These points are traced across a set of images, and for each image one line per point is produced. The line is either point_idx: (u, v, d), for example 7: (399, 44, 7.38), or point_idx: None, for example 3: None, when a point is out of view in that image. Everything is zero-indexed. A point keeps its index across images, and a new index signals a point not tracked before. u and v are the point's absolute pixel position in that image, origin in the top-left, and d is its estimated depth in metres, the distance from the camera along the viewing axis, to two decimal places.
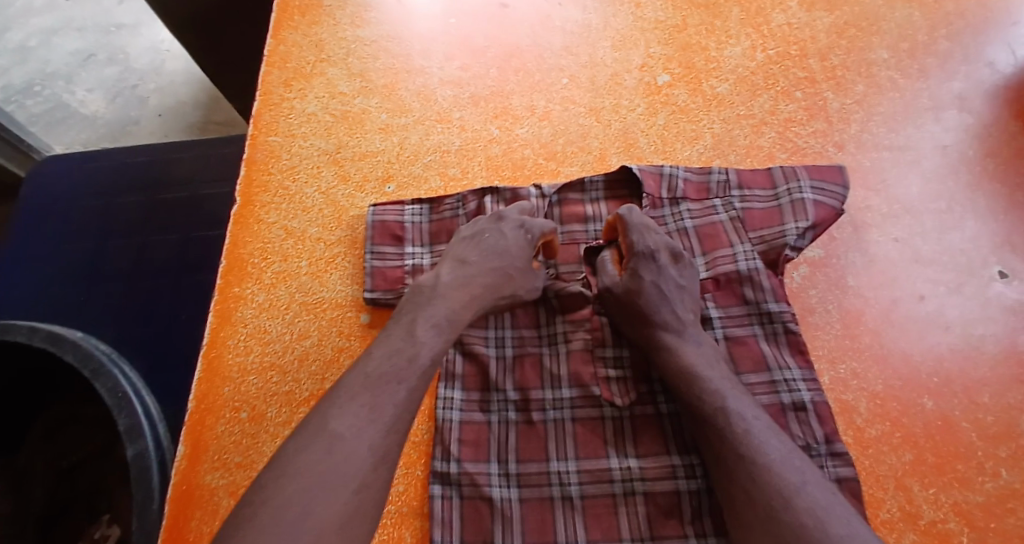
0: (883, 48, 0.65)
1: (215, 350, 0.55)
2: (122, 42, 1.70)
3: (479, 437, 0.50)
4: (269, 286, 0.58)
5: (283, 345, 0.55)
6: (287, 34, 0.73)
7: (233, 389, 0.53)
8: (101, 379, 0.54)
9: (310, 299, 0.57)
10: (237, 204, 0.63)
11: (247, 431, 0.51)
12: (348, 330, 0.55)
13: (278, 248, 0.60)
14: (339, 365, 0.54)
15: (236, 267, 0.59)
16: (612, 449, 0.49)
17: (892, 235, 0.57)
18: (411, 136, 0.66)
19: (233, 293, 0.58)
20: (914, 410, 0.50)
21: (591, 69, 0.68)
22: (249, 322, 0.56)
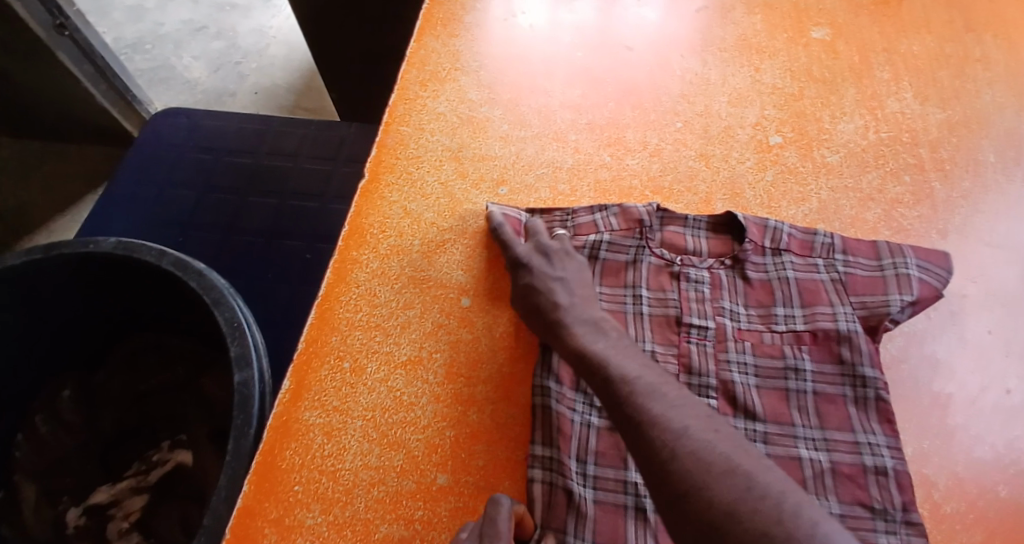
0: (992, 151, 0.68)
1: (328, 302, 0.58)
2: (234, 21, 1.83)
3: (565, 431, 0.50)
4: (383, 256, 0.61)
5: (389, 310, 0.58)
6: (429, 40, 0.79)
7: (340, 339, 0.56)
8: (219, 307, 0.59)
9: (419, 274, 0.60)
10: (364, 179, 0.67)
11: (345, 380, 0.54)
12: (450, 309, 0.58)
13: (396, 224, 0.63)
14: (437, 338, 0.56)
15: (356, 234, 0.62)
16: None
17: (985, 325, 0.58)
18: (528, 148, 0.70)
19: (351, 255, 0.61)
20: (992, 496, 0.50)
21: (706, 119, 0.72)
22: (361, 283, 0.59)
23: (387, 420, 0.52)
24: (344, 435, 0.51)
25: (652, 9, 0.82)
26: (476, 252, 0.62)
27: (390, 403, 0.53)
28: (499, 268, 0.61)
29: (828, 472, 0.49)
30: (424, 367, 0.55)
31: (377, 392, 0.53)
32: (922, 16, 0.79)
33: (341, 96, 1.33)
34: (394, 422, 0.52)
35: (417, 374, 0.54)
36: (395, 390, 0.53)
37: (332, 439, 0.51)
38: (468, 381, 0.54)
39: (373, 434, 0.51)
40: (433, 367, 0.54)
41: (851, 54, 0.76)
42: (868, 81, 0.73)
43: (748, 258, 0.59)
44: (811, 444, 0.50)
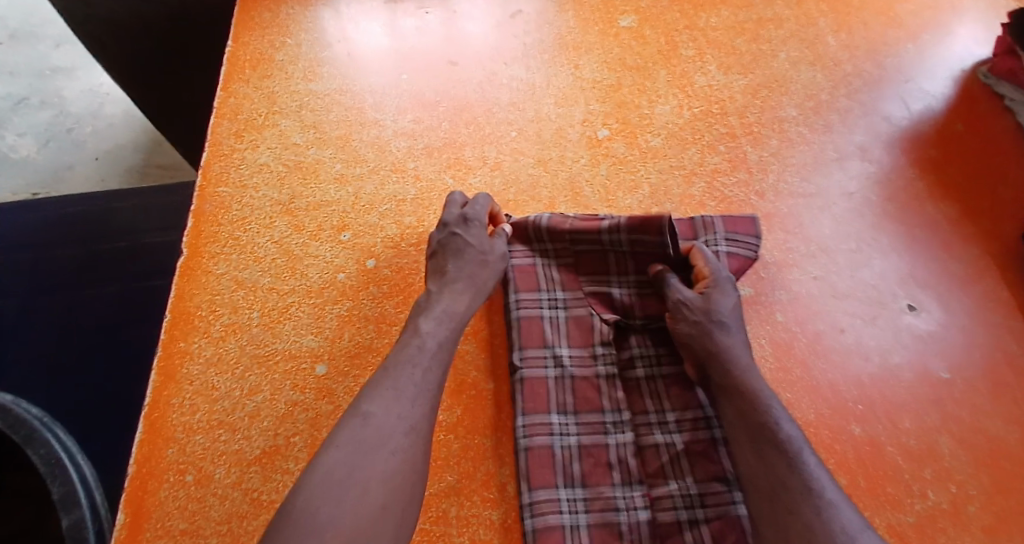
0: (791, 107, 0.73)
1: (158, 409, 0.52)
2: (59, 87, 1.64)
3: (545, 462, 0.50)
4: (218, 339, 0.55)
5: (232, 402, 0.52)
6: (238, 86, 0.73)
7: (178, 450, 0.50)
8: (33, 445, 0.60)
9: (262, 351, 0.55)
10: (184, 255, 0.61)
11: (191, 496, 0.48)
12: (303, 382, 0.53)
13: (227, 299, 0.58)
14: (293, 418, 0.51)
15: (182, 321, 0.57)
16: (563, 481, 0.49)
17: (809, 273, 0.62)
18: (366, 186, 0.66)
19: (178, 347, 0.55)
20: (845, 436, 0.53)
21: (537, 123, 0.73)
22: (195, 379, 0.53)
23: (247, 528, 0.46)
24: None
25: (469, 21, 0.81)
26: (324, 311, 0.57)
27: (247, 508, 0.47)
28: (354, 322, 0.57)
29: (682, 453, 0.50)
30: (282, 455, 0.50)
31: (229, 500, 0.48)
32: None
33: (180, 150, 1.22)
34: (255, 528, 0.46)
35: (275, 466, 0.49)
36: (251, 491, 0.48)
37: None
38: None
39: None
40: (291, 453, 0.50)
41: (658, 37, 0.79)
42: (676, 61, 0.77)
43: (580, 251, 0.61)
44: (664, 429, 0.52)
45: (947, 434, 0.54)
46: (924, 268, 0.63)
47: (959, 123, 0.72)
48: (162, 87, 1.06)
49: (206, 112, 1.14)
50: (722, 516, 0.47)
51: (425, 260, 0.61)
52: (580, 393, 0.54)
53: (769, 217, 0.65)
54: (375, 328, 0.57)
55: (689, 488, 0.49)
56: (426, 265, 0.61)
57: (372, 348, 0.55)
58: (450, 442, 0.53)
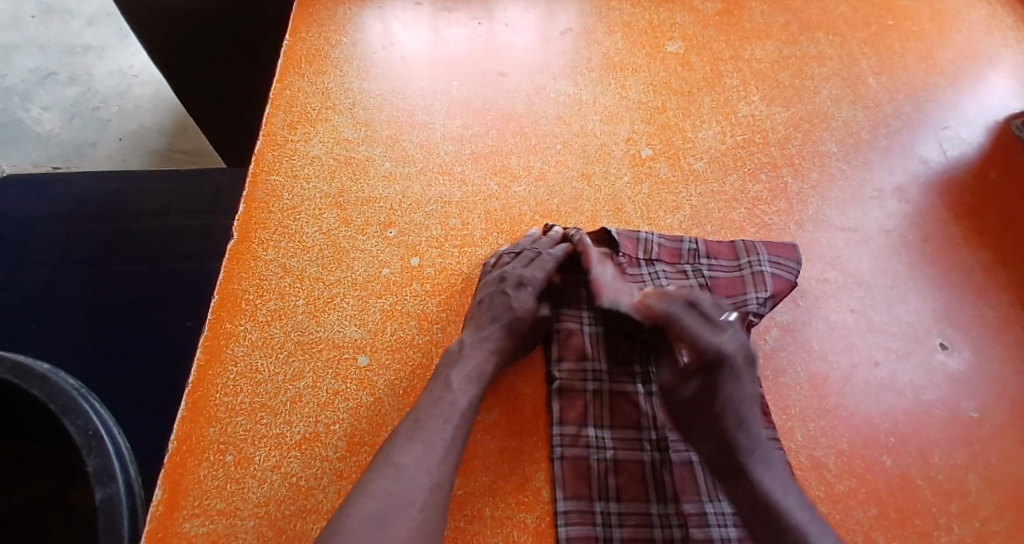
0: (831, 143, 0.75)
1: (201, 388, 0.50)
2: (88, 64, 1.66)
3: (580, 472, 0.50)
4: (263, 323, 0.54)
5: (275, 386, 0.51)
6: (293, 81, 0.73)
7: (219, 430, 0.48)
8: (69, 416, 0.55)
9: (307, 338, 0.53)
10: (233, 239, 0.59)
11: (231, 476, 0.46)
12: (346, 372, 0.52)
13: (274, 285, 0.56)
14: (334, 407, 0.50)
15: (228, 303, 0.55)
16: (597, 492, 0.50)
17: (846, 305, 0.63)
18: (413, 186, 0.65)
19: (224, 328, 0.53)
20: (877, 467, 0.54)
21: (582, 138, 0.74)
22: (239, 360, 0.52)
23: (285, 513, 0.45)
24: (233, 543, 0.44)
25: (518, 34, 0.83)
26: (369, 303, 0.56)
27: (286, 493, 0.46)
28: (397, 317, 0.55)
29: None
30: (322, 443, 0.48)
31: (269, 483, 0.46)
32: (761, 22, 0.86)
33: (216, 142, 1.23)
34: (293, 513, 0.45)
35: (314, 453, 0.48)
36: (290, 476, 0.47)
37: None
38: (373, 448, 0.48)
39: (268, 533, 0.44)
40: (332, 442, 0.48)
41: (703, 65, 0.81)
42: (720, 89, 0.79)
43: (625, 270, 0.62)
44: None
45: (978, 473, 0.54)
46: (957, 309, 0.64)
47: (994, 171, 0.74)
48: (204, 75, 1.07)
49: (259, 111, 1.16)
50: None
51: (468, 262, 0.60)
52: (618, 407, 0.54)
53: (807, 247, 0.67)
54: (418, 325, 0.55)
55: (723, 510, 0.49)
56: (469, 267, 0.60)
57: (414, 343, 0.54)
58: (487, 442, 0.53)
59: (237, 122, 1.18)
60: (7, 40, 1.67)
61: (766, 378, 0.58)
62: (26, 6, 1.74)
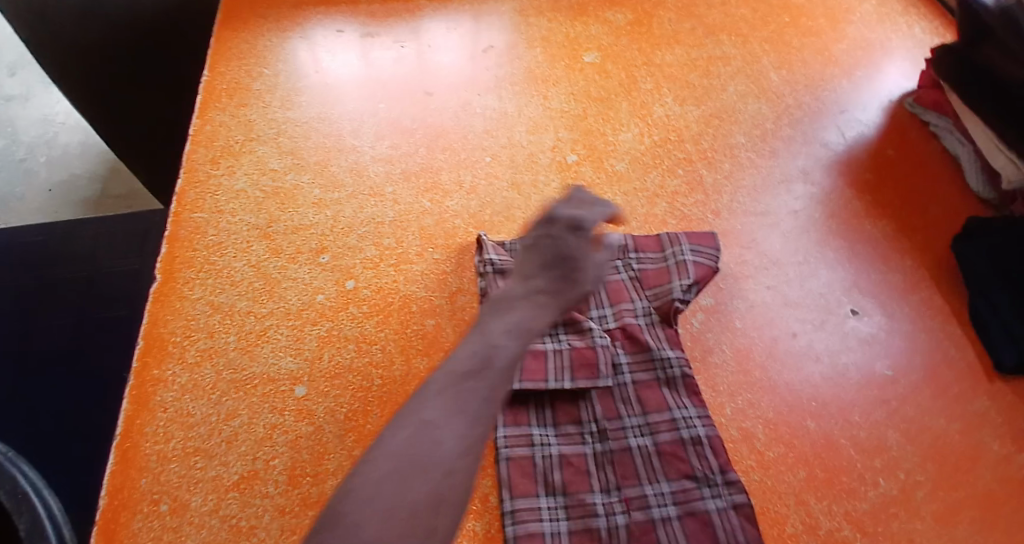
0: (740, 135, 0.80)
1: (130, 439, 0.49)
2: (13, 113, 1.64)
3: (525, 472, 0.52)
4: (192, 365, 0.53)
5: (210, 428, 0.49)
6: (214, 114, 0.74)
7: (152, 479, 0.47)
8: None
9: (240, 375, 0.52)
10: (158, 281, 0.58)
11: (166, 526, 0.44)
12: (283, 404, 0.51)
13: (202, 324, 0.55)
14: (272, 442, 0.49)
15: (155, 347, 0.54)
16: (543, 489, 0.51)
17: (763, 284, 0.68)
18: (344, 210, 0.67)
19: (152, 374, 0.52)
20: (802, 432, 0.58)
21: (510, 149, 0.77)
22: (169, 406, 0.50)
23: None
24: None
25: (443, 52, 0.86)
26: (304, 332, 0.56)
27: (226, 537, 0.44)
28: (334, 342, 0.55)
29: (654, 454, 0.54)
30: (260, 479, 0.47)
31: (207, 529, 0.44)
32: (669, 29, 0.92)
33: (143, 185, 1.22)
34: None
35: (254, 491, 0.46)
36: (229, 518, 0.45)
37: None
38: (316, 480, 0.47)
39: None
40: (271, 477, 0.47)
41: (619, 72, 0.86)
42: (636, 93, 0.84)
43: None
44: (638, 432, 0.55)
45: (895, 428, 0.59)
46: (865, 278, 0.69)
47: (891, 149, 0.80)
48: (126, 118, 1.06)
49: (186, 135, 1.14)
50: (692, 512, 0.50)
51: (403, 279, 0.62)
52: (559, 407, 0.57)
53: (726, 233, 0.71)
54: (355, 347, 0.55)
55: (662, 490, 0.51)
56: (404, 285, 0.61)
57: (347, 367, 0.54)
58: None
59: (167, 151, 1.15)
60: None
61: (696, 360, 0.61)
62: None
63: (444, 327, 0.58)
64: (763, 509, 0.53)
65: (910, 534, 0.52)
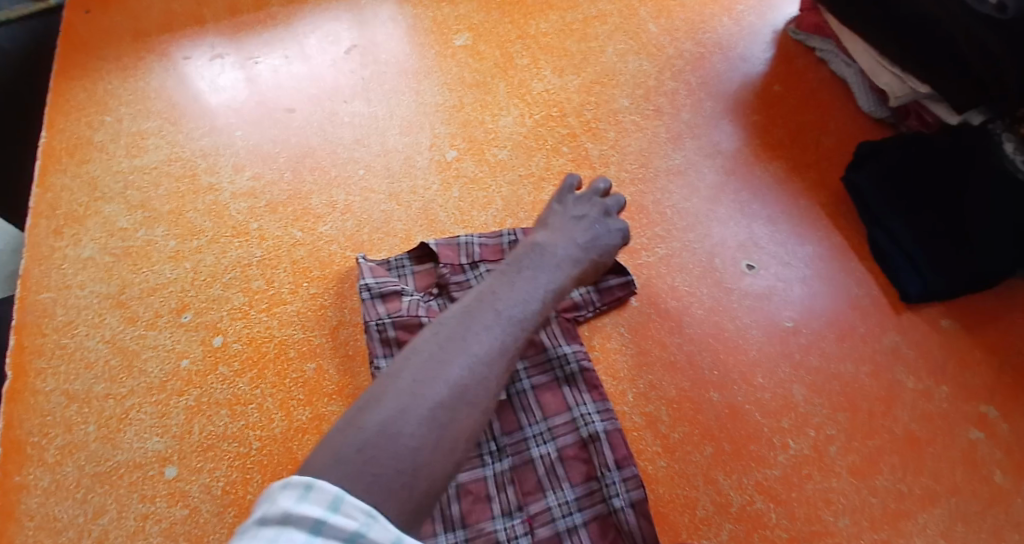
0: (623, 98, 0.76)
1: None
2: None
3: None
4: (54, 465, 0.49)
5: (77, 531, 0.46)
6: (54, 179, 0.69)
7: None
8: None
9: (103, 467, 0.49)
10: (9, 378, 0.55)
11: None
12: (153, 490, 0.48)
13: (59, 418, 0.52)
14: (146, 533, 0.46)
15: (14, 451, 0.50)
16: (441, 525, 0.50)
17: (658, 256, 0.65)
18: (205, 258, 0.63)
19: (12, 482, 0.48)
20: (706, 406, 0.56)
21: (385, 156, 0.73)
22: (35, 513, 0.47)
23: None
24: None
25: (301, 61, 0.80)
26: (169, 406, 0.52)
27: None
28: (202, 411, 0.52)
29: (557, 461, 0.53)
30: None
31: None
32: None
33: None
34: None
35: None
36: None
37: None
38: None
39: None
40: None
41: (493, 51, 0.82)
42: (512, 71, 0.80)
43: (450, 279, 0.60)
44: (539, 441, 0.54)
45: (802, 383, 0.57)
46: (762, 230, 0.67)
47: (778, 83, 0.77)
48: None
49: None
50: (598, 517, 0.50)
51: (277, 324, 0.58)
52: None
53: None
54: (229, 411, 0.52)
55: (567, 498, 0.51)
56: (278, 330, 0.57)
57: (223, 431, 0.51)
58: None
59: None
60: None
61: (595, 349, 0.60)
62: None
63: (327, 370, 0.55)
64: (671, 496, 0.52)
65: (823, 493, 0.52)
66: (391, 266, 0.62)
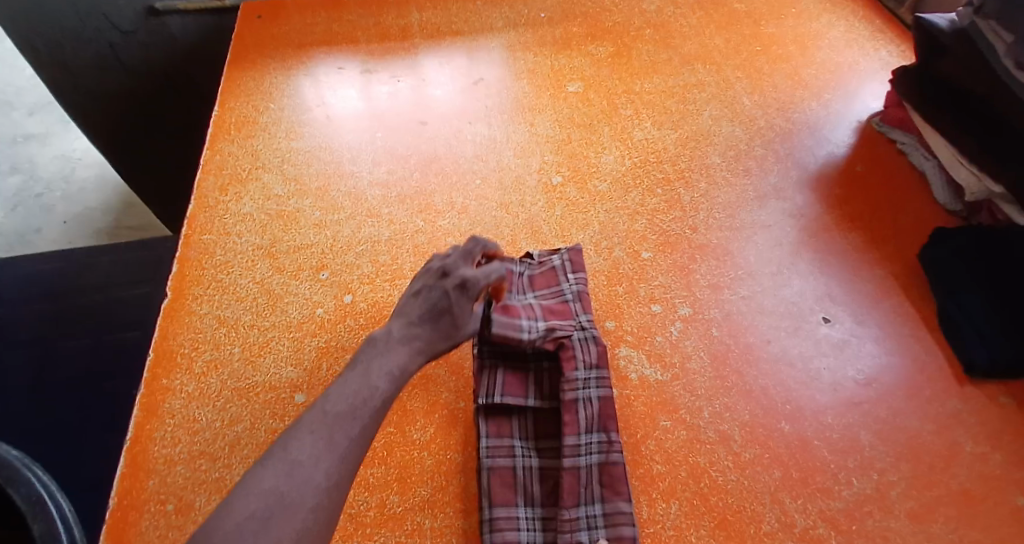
0: (716, 156, 0.85)
1: (140, 444, 0.53)
2: (32, 154, 1.93)
3: (507, 481, 0.53)
4: (199, 375, 0.57)
5: (213, 433, 0.53)
6: (223, 146, 0.81)
7: (159, 482, 0.50)
8: (13, 485, 0.61)
9: (243, 383, 0.57)
10: (168, 298, 0.64)
11: (172, 525, 0.48)
12: (282, 410, 0.55)
13: (209, 337, 0.60)
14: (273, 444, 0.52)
15: (165, 358, 0.59)
16: (522, 498, 0.53)
17: (740, 295, 0.71)
18: (344, 230, 0.72)
19: (161, 384, 0.57)
20: (777, 433, 0.60)
21: (499, 172, 0.81)
22: (177, 413, 0.55)
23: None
24: None
25: (434, 84, 0.92)
26: (303, 343, 0.60)
27: None
28: (330, 353, 0.59)
29: None
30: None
31: None
32: (647, 59, 0.98)
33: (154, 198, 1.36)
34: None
35: None
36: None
37: None
38: None
39: None
40: None
41: (600, 100, 0.92)
42: (617, 119, 0.89)
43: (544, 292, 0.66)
44: None
45: (869, 429, 0.61)
46: (839, 288, 0.72)
47: (860, 165, 0.85)
48: (141, 137, 1.19)
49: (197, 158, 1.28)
50: None
51: (398, 292, 0.66)
52: (539, 422, 0.58)
53: (703, 247, 0.75)
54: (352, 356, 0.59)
55: None
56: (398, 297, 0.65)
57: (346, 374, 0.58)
58: (424, 458, 0.56)
59: (175, 172, 1.30)
60: None
61: (674, 366, 0.65)
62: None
63: None
64: (739, 507, 0.55)
65: (883, 530, 0.54)
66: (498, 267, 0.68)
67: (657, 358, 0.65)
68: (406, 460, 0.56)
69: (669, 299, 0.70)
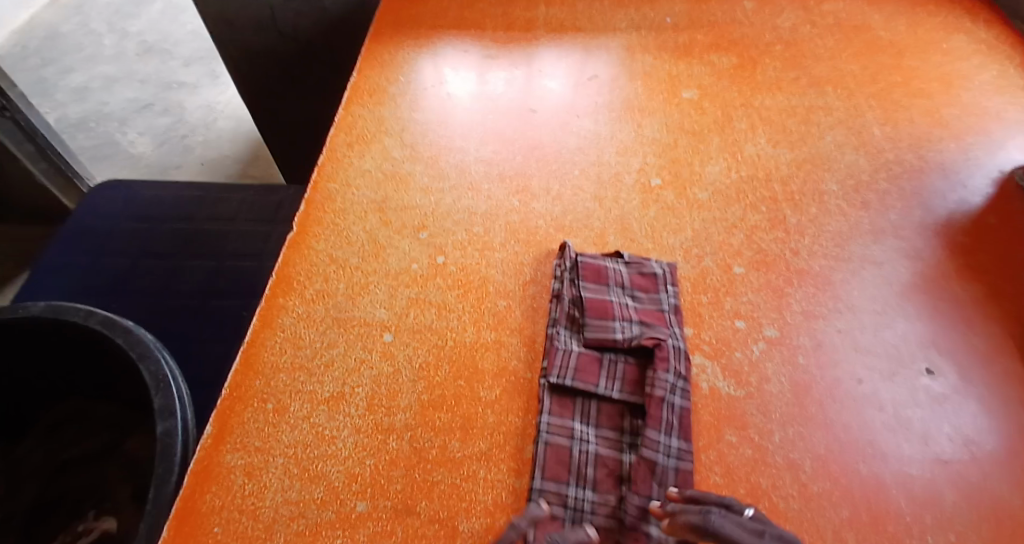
0: (832, 183, 0.81)
1: (253, 347, 0.60)
2: (181, 100, 2.16)
3: (562, 459, 0.54)
4: (309, 300, 0.64)
5: (313, 351, 0.60)
6: (355, 108, 0.87)
7: (264, 383, 0.58)
8: (145, 361, 0.72)
9: (344, 315, 0.63)
10: (294, 230, 0.71)
11: (268, 421, 0.56)
12: (373, 345, 0.61)
13: (321, 270, 0.67)
14: (360, 373, 0.59)
15: (281, 282, 0.66)
16: (574, 479, 0.53)
17: (835, 327, 0.67)
18: (445, 198, 0.76)
19: (278, 302, 0.64)
20: (852, 473, 0.57)
21: (599, 166, 0.82)
22: (287, 328, 0.62)
23: (309, 455, 0.53)
24: (265, 473, 0.52)
25: (552, 75, 0.94)
26: (398, 291, 0.66)
27: (312, 439, 0.54)
28: (421, 304, 0.65)
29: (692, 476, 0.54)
30: (346, 401, 0.57)
31: (299, 430, 0.55)
32: (772, 76, 0.95)
33: (282, 151, 1.49)
34: (316, 456, 0.53)
35: (339, 408, 0.56)
36: (317, 425, 0.55)
37: (253, 478, 0.52)
38: (390, 410, 0.57)
39: (295, 470, 0.53)
40: (355, 401, 0.57)
41: (716, 110, 0.90)
42: (729, 131, 0.87)
43: (641, 296, 0.68)
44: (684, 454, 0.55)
45: (955, 489, 0.56)
46: (948, 338, 0.67)
47: (995, 216, 0.78)
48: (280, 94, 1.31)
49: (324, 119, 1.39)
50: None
51: (486, 263, 0.69)
52: (603, 409, 0.58)
53: (802, 272, 0.72)
54: (437, 311, 0.64)
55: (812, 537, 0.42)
56: (486, 268, 0.69)
57: (434, 325, 0.63)
58: (489, 416, 0.57)
59: (304, 129, 1.42)
60: (137, 96, 2.18)
61: (751, 384, 0.63)
62: (149, 66, 2.28)
63: (514, 310, 0.65)
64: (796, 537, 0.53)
65: None
66: (593, 256, 0.71)
67: (733, 373, 0.63)
68: (471, 412, 0.57)
69: (755, 317, 0.68)
